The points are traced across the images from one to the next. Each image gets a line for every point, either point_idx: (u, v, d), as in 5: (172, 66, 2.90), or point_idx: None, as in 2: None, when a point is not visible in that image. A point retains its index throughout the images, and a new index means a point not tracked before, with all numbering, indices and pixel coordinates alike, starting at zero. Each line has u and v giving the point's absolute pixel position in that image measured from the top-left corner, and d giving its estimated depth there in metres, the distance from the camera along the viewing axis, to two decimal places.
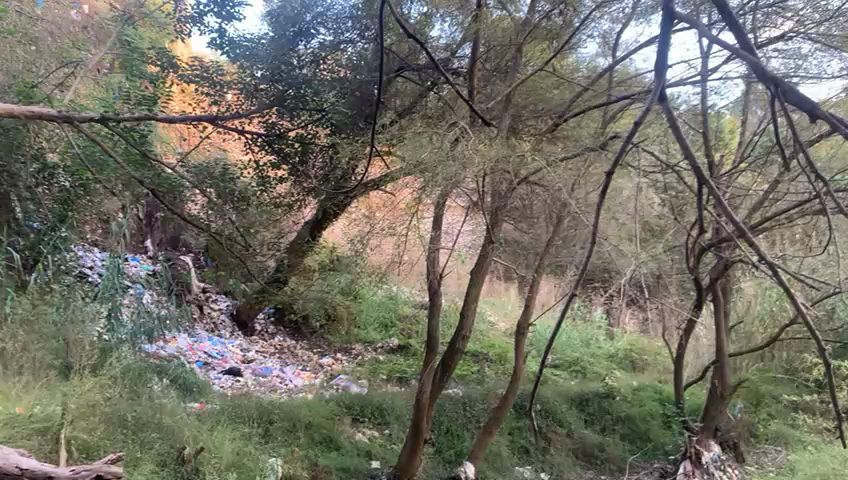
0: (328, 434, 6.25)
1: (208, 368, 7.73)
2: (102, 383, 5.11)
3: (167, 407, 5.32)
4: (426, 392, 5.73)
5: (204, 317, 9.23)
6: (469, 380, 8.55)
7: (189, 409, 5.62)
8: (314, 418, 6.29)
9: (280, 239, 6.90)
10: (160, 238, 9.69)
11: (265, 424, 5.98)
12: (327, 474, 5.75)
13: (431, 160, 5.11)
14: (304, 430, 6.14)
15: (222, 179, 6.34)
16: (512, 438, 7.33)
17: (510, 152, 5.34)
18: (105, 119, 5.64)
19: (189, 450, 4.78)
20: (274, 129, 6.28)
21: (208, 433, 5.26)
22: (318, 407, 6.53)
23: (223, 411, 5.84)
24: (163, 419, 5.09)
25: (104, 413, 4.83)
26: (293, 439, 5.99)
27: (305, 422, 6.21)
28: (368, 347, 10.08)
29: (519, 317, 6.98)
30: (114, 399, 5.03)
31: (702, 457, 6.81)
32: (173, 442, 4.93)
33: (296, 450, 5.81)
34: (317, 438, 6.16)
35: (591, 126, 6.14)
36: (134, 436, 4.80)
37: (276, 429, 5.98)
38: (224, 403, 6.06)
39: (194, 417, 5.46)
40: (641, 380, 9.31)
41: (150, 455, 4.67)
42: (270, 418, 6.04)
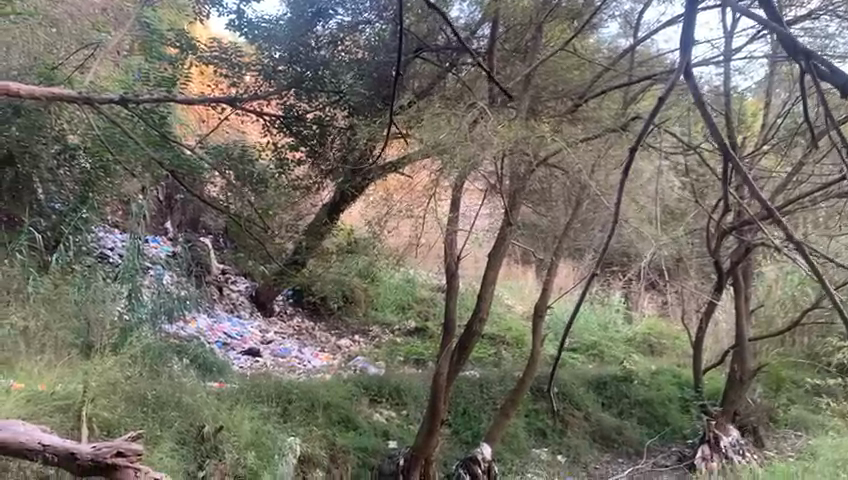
0: (346, 414, 6.29)
1: (228, 348, 7.81)
2: (122, 361, 5.16)
3: (186, 385, 5.35)
4: (443, 373, 5.77)
5: (224, 299, 9.30)
6: (486, 362, 8.55)
7: (208, 388, 5.67)
8: (332, 398, 6.34)
9: (299, 221, 7.01)
10: (179, 220, 9.74)
11: (283, 403, 6.03)
12: (345, 453, 5.80)
13: (450, 141, 5.22)
14: (323, 410, 6.19)
15: (241, 161, 6.37)
16: (529, 420, 7.33)
17: (529, 133, 5.30)
18: (124, 101, 5.64)
19: (209, 430, 4.86)
20: (292, 111, 6.16)
21: (227, 412, 5.33)
22: (336, 387, 6.58)
23: (243, 390, 5.90)
24: (182, 397, 5.13)
25: (124, 391, 4.88)
26: (311, 419, 6.04)
27: (324, 402, 6.25)
28: (386, 330, 10.22)
29: (537, 300, 6.95)
30: (134, 378, 5.06)
31: (720, 442, 7.04)
32: (193, 420, 5.00)
33: (314, 430, 5.87)
34: (335, 418, 6.19)
35: (613, 107, 5.97)
36: (154, 415, 4.86)
37: (294, 408, 6.02)
38: (243, 382, 6.12)
39: (212, 397, 5.50)
40: (659, 364, 9.26)
41: (169, 433, 4.76)
42: (288, 398, 6.09)
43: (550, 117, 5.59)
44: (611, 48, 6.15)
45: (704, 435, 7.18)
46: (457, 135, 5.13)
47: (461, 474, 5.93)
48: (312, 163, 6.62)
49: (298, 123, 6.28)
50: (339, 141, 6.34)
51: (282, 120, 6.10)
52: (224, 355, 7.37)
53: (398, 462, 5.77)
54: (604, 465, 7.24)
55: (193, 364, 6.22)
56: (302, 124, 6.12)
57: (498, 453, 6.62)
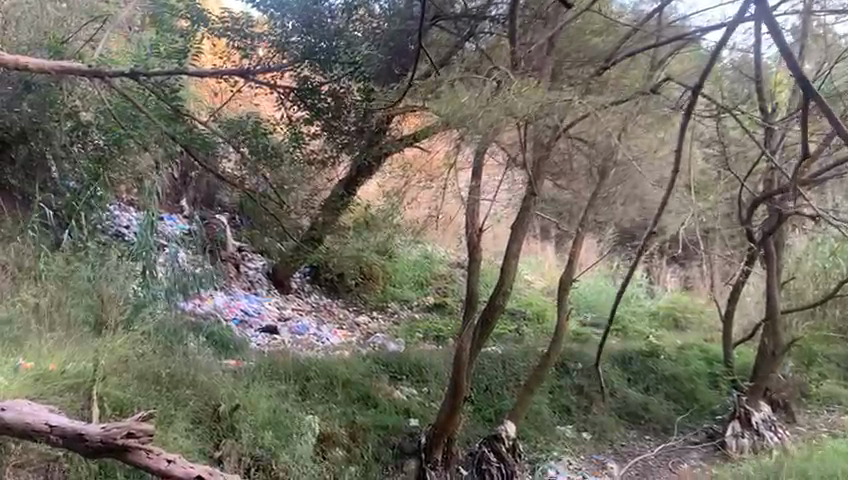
0: (367, 391, 6.18)
1: (245, 325, 7.71)
2: (131, 340, 5.10)
3: (201, 364, 5.26)
4: (466, 348, 5.64)
5: (241, 277, 9.18)
6: (507, 338, 8.41)
7: (224, 365, 5.60)
8: (350, 375, 6.24)
9: (314, 197, 6.74)
10: (195, 198, 9.70)
11: (302, 381, 5.93)
12: (366, 431, 5.69)
13: (472, 108, 4.93)
14: (342, 388, 6.07)
15: (255, 134, 6.24)
16: (553, 396, 7.18)
17: (556, 97, 5.03)
18: (136, 74, 5.48)
19: (225, 409, 4.81)
20: (307, 84, 5.86)
21: (244, 389, 5.25)
22: (355, 364, 6.49)
23: (261, 370, 5.80)
24: (199, 377, 5.03)
25: (137, 369, 4.80)
26: (331, 396, 5.93)
27: (342, 379, 6.14)
28: (404, 306, 10.07)
29: (562, 273, 6.79)
30: (145, 356, 4.97)
31: (751, 418, 6.97)
32: (208, 399, 4.90)
33: (333, 408, 5.74)
34: (354, 395, 6.08)
35: (642, 67, 5.85)
36: (168, 393, 4.76)
37: (313, 386, 5.91)
38: (261, 360, 6.02)
39: (228, 375, 5.39)
40: (685, 339, 9.07)
41: (185, 412, 4.68)
42: (307, 376, 5.99)
43: (576, 82, 5.37)
44: (634, 13, 5.95)
45: (733, 412, 7.11)
46: (479, 102, 4.94)
47: (484, 452, 5.79)
48: (328, 138, 6.35)
49: (313, 96, 5.87)
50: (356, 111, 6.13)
51: (297, 94, 5.84)
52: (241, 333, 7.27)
53: (421, 440, 5.68)
54: (631, 442, 7.11)
55: (210, 342, 6.15)
56: (316, 97, 5.89)
57: (522, 431, 6.50)
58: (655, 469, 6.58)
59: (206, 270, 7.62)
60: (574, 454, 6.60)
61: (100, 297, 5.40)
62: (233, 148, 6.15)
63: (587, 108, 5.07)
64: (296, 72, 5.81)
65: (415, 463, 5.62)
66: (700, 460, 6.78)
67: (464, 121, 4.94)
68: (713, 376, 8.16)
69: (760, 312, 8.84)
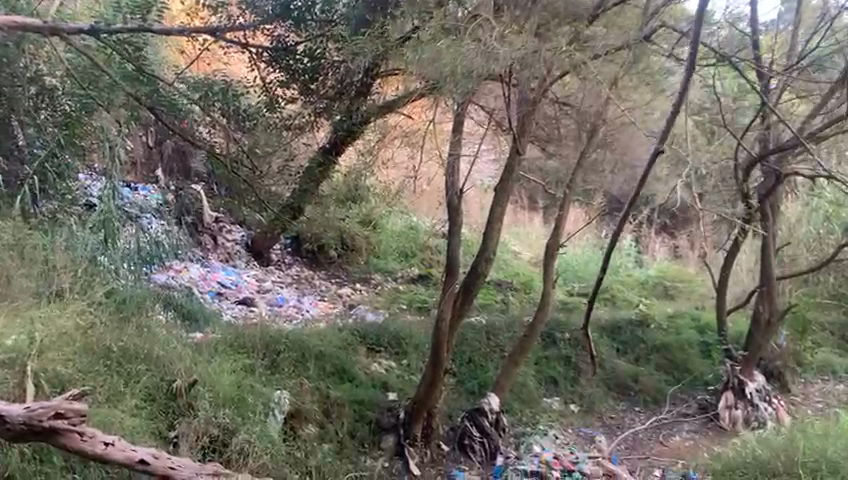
0: (342, 365, 5.91)
1: (220, 297, 7.44)
2: (87, 308, 4.84)
3: (163, 338, 5.03)
4: (446, 318, 5.40)
5: (219, 248, 8.95)
6: (493, 308, 8.16)
7: (191, 340, 5.35)
8: (325, 348, 5.96)
9: (290, 161, 6.25)
10: (171, 167, 9.21)
11: (272, 356, 5.67)
12: (340, 407, 5.47)
13: (449, 60, 4.63)
14: (315, 361, 5.80)
15: (227, 97, 5.79)
16: (540, 368, 6.98)
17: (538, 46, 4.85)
18: (96, 30, 5.14)
19: (181, 385, 4.59)
20: (281, 42, 5.57)
21: (204, 365, 5.00)
22: (331, 336, 6.23)
23: (228, 343, 5.56)
24: (156, 350, 4.79)
25: (82, 342, 4.50)
26: (302, 371, 5.66)
27: (315, 353, 5.86)
28: (388, 277, 9.71)
29: (549, 238, 6.53)
30: (96, 327, 4.69)
31: (745, 389, 6.82)
32: (163, 374, 4.67)
33: (305, 382, 5.50)
34: (328, 369, 5.81)
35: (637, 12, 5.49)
36: (120, 369, 4.51)
37: (283, 360, 5.64)
38: (229, 332, 5.75)
39: (191, 350, 5.15)
40: (676, 307, 8.87)
41: (135, 390, 4.45)
42: (277, 349, 5.72)
43: (563, 35, 5.06)
44: None
45: (725, 382, 6.97)
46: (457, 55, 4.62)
47: (467, 427, 5.64)
48: (306, 103, 5.89)
49: (288, 56, 5.57)
50: (335, 74, 5.72)
51: (271, 54, 5.53)
52: (215, 306, 7.02)
53: (399, 415, 5.52)
54: (620, 414, 6.96)
55: (174, 311, 5.94)
56: (291, 57, 5.58)
57: (507, 404, 6.31)
58: (645, 441, 6.41)
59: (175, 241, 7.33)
60: (562, 426, 6.44)
61: (53, 265, 5.12)
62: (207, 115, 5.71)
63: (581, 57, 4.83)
64: (270, 31, 5.55)
65: (394, 439, 5.46)
66: (691, 432, 6.69)
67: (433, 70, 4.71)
68: (704, 346, 7.98)
69: (754, 280, 8.64)
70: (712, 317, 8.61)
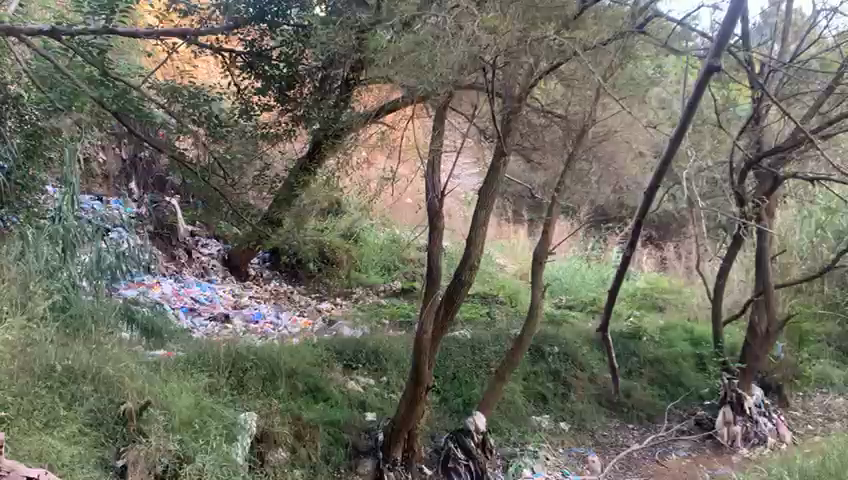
0: (315, 383, 5.64)
1: (193, 314, 7.10)
2: (28, 324, 4.49)
3: (115, 356, 4.74)
4: (428, 332, 5.12)
5: (193, 263, 8.58)
6: (477, 322, 7.87)
7: (154, 357, 5.12)
8: (297, 365, 5.67)
9: (266, 171, 5.93)
10: (146, 182, 9.13)
11: (238, 374, 5.35)
12: (313, 429, 5.17)
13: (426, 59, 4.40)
14: (286, 379, 5.51)
15: (198, 105, 5.47)
16: (527, 384, 6.72)
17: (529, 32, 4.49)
18: (55, 32, 4.82)
19: (132, 408, 4.26)
20: (256, 47, 5.38)
21: (161, 385, 4.69)
22: (303, 352, 5.91)
23: (190, 361, 5.24)
24: (106, 369, 4.51)
25: (24, 361, 4.24)
26: (271, 390, 5.37)
27: (287, 371, 5.57)
28: (370, 291, 9.34)
29: (536, 245, 6.26)
30: (40, 345, 4.43)
31: (744, 403, 6.55)
32: (112, 396, 4.40)
33: (274, 403, 5.21)
34: (301, 388, 5.54)
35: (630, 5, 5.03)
36: (63, 391, 4.26)
37: (251, 378, 5.35)
38: (193, 349, 5.42)
39: (146, 368, 4.85)
40: (667, 319, 8.63)
41: (79, 413, 4.16)
42: (243, 367, 5.40)
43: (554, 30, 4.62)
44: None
45: (724, 397, 6.68)
46: (436, 55, 4.35)
47: (451, 449, 5.33)
48: (282, 110, 5.71)
49: (264, 61, 5.39)
50: (311, 83, 5.53)
51: (246, 58, 5.36)
52: (186, 324, 6.66)
53: (378, 438, 5.25)
54: (612, 432, 6.71)
55: (138, 328, 5.73)
56: (267, 64, 5.41)
57: (494, 422, 6.05)
58: (641, 461, 6.16)
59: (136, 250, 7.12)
60: (552, 446, 6.16)
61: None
62: (178, 124, 5.38)
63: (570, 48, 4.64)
64: (244, 35, 5.35)
65: (372, 463, 5.18)
66: (689, 450, 6.44)
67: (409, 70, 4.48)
68: (699, 358, 7.74)
69: (746, 290, 8.45)
70: (706, 330, 8.37)
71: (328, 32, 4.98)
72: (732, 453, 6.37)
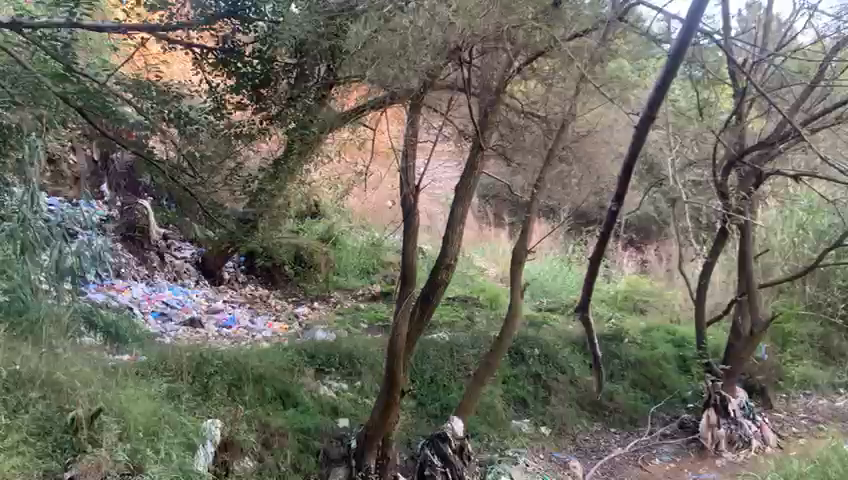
0: (284, 388, 5.52)
1: (164, 318, 6.87)
2: None
3: (66, 360, 4.72)
4: (402, 333, 4.94)
5: (166, 266, 8.38)
6: (457, 324, 7.73)
7: (114, 362, 5.05)
8: (265, 370, 5.55)
9: (239, 169, 5.73)
10: (118, 183, 8.76)
11: (201, 380, 5.23)
12: (282, 436, 5.02)
13: (397, 46, 4.25)
14: (253, 384, 5.39)
15: (167, 101, 5.15)
16: (507, 387, 6.59)
17: (505, 20, 4.33)
18: (15, 24, 4.48)
19: (81, 416, 4.04)
20: (229, 43, 5.07)
21: (116, 391, 4.55)
22: (272, 357, 5.77)
23: (152, 367, 5.13)
24: (56, 374, 4.44)
25: None
26: (237, 396, 5.25)
27: (254, 375, 5.45)
28: (348, 294, 9.16)
29: (515, 243, 6.11)
30: None
31: (728, 405, 6.40)
32: (61, 403, 4.27)
33: (241, 409, 5.07)
34: (269, 393, 5.41)
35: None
36: (6, 399, 4.15)
37: (215, 384, 5.23)
38: (155, 354, 5.35)
39: (103, 374, 4.73)
40: (649, 321, 8.54)
41: (25, 422, 4.04)
42: (207, 372, 5.29)
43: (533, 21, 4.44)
44: None
45: (709, 399, 6.55)
46: (406, 48, 4.22)
47: (427, 455, 5.14)
48: (257, 109, 5.64)
49: (237, 59, 5.13)
50: (285, 80, 5.47)
51: (219, 54, 5.03)
52: (155, 329, 6.42)
53: (351, 445, 5.03)
54: (595, 436, 6.59)
55: (100, 333, 5.62)
56: (242, 61, 5.17)
57: (472, 427, 5.94)
58: (624, 466, 6.06)
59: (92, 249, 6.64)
60: (532, 451, 6.05)
61: None
62: (147, 123, 5.02)
63: (550, 39, 4.54)
64: (217, 31, 4.99)
65: (345, 471, 4.96)
66: (673, 454, 6.35)
67: (382, 63, 4.35)
68: (682, 360, 7.65)
69: (728, 292, 8.39)
70: (689, 331, 8.29)
71: (301, 20, 4.89)
72: (716, 457, 6.26)
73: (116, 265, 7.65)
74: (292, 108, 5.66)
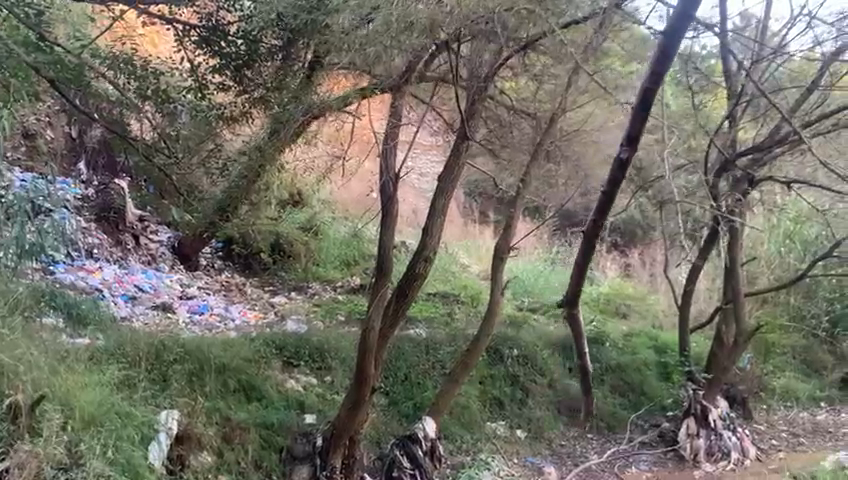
0: (249, 381, 5.36)
1: (134, 302, 6.67)
2: None
3: (14, 341, 4.27)
4: (375, 328, 4.82)
5: (140, 249, 8.15)
6: (435, 320, 7.58)
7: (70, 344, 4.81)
8: (230, 360, 5.38)
9: (217, 151, 5.36)
10: (96, 162, 8.54)
11: (161, 368, 5.06)
12: (244, 431, 4.91)
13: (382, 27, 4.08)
14: (215, 375, 5.22)
15: (144, 76, 4.82)
16: (484, 388, 6.46)
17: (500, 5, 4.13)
18: None
19: (23, 402, 3.85)
20: (213, 21, 5.02)
21: (62, 375, 4.32)
22: (239, 346, 5.60)
23: (110, 352, 4.91)
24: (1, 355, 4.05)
25: None
26: (198, 386, 5.09)
27: (217, 366, 5.28)
28: (327, 286, 8.88)
29: (499, 239, 5.95)
30: None
31: (709, 416, 6.32)
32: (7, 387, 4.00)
33: (200, 402, 4.92)
34: (232, 385, 5.25)
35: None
36: None
37: (176, 374, 5.05)
38: (115, 338, 5.16)
39: (54, 358, 4.50)
40: (632, 325, 8.43)
41: None
42: (167, 360, 5.11)
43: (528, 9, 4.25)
44: None
45: (689, 408, 6.47)
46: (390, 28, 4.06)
47: (397, 456, 5.01)
48: (240, 92, 5.18)
49: (219, 37, 5.00)
50: (273, 64, 5.12)
51: (202, 31, 4.96)
52: (125, 313, 6.21)
53: (316, 443, 4.90)
54: (571, 441, 6.49)
55: (62, 314, 5.42)
56: (226, 41, 5.02)
57: (446, 428, 5.82)
58: (600, 473, 5.95)
59: (58, 229, 6.24)
60: (506, 455, 5.94)
61: None
62: (122, 94, 4.65)
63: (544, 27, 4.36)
64: (201, 8, 5.01)
65: (308, 470, 4.86)
66: (650, 464, 6.26)
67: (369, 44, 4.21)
68: (662, 367, 7.56)
69: (712, 299, 8.30)
70: (671, 338, 8.17)
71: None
72: (694, 468, 6.17)
73: (87, 246, 7.44)
74: (280, 95, 5.23)
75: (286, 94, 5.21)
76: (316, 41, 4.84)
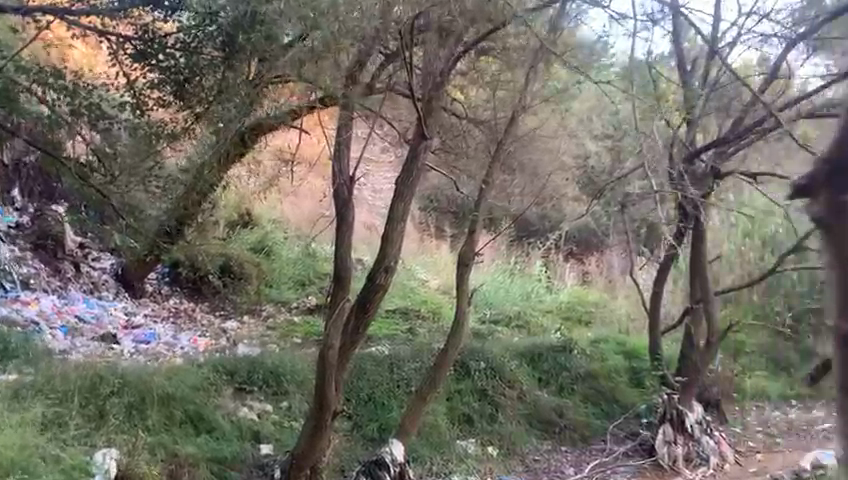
0: (197, 411, 5.01)
1: (73, 333, 6.22)
2: None
3: None
4: (335, 345, 4.54)
5: (80, 277, 7.68)
6: (397, 337, 7.32)
7: None
8: (175, 389, 5.03)
9: (156, 169, 4.80)
10: (31, 188, 8.01)
11: (98, 404, 4.70)
12: (193, 466, 4.51)
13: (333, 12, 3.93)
14: (158, 407, 4.87)
15: (76, 92, 4.56)
16: (452, 405, 6.26)
17: None
18: None
19: None
20: (149, 34, 4.41)
21: None
22: (184, 374, 5.25)
23: (35, 389, 4.64)
24: None
25: None
26: (139, 420, 4.73)
27: (161, 397, 4.93)
28: (280, 307, 8.47)
29: (462, 246, 5.71)
30: None
31: (684, 421, 6.20)
32: None
33: (142, 437, 4.56)
34: (178, 417, 4.90)
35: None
36: None
37: (114, 408, 4.70)
38: (46, 373, 4.78)
39: None
40: (596, 332, 8.32)
41: None
42: (104, 394, 4.77)
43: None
44: None
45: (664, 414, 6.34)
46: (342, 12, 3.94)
47: None
48: (180, 106, 4.46)
49: (158, 51, 4.37)
50: (214, 75, 4.32)
51: (136, 44, 4.40)
52: (63, 345, 5.80)
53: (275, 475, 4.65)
54: (545, 455, 6.27)
55: None
56: (162, 54, 4.39)
57: (414, 450, 5.56)
58: None
59: None
60: (479, 474, 5.69)
61: None
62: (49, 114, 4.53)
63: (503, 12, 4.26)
64: (138, 18, 4.42)
65: None
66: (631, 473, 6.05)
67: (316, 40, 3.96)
68: (631, 374, 7.46)
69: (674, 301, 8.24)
70: (637, 342, 8.08)
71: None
72: (674, 476, 6.00)
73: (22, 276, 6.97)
74: (222, 109, 4.39)
75: (230, 109, 4.38)
76: (256, 52, 4.14)
